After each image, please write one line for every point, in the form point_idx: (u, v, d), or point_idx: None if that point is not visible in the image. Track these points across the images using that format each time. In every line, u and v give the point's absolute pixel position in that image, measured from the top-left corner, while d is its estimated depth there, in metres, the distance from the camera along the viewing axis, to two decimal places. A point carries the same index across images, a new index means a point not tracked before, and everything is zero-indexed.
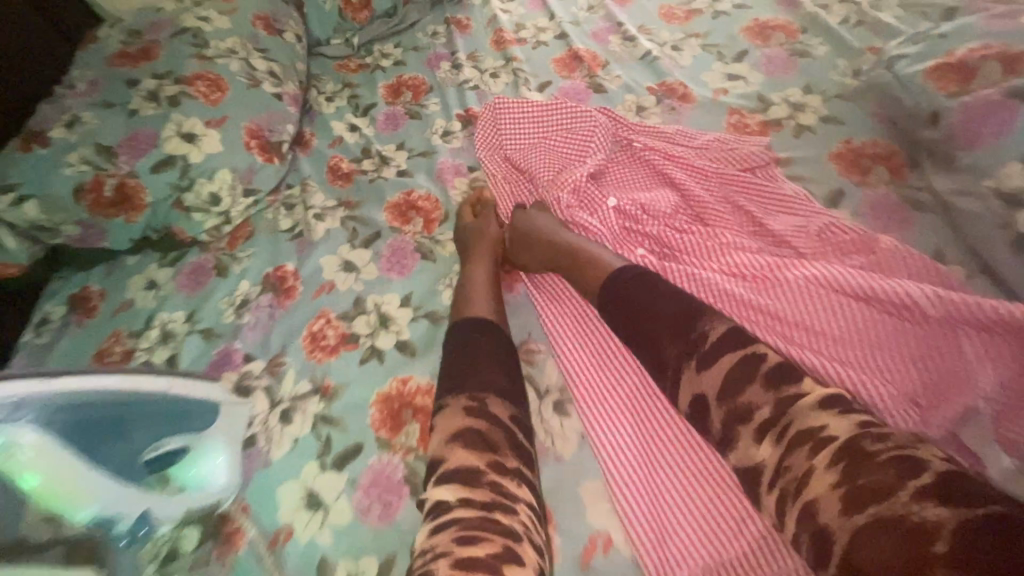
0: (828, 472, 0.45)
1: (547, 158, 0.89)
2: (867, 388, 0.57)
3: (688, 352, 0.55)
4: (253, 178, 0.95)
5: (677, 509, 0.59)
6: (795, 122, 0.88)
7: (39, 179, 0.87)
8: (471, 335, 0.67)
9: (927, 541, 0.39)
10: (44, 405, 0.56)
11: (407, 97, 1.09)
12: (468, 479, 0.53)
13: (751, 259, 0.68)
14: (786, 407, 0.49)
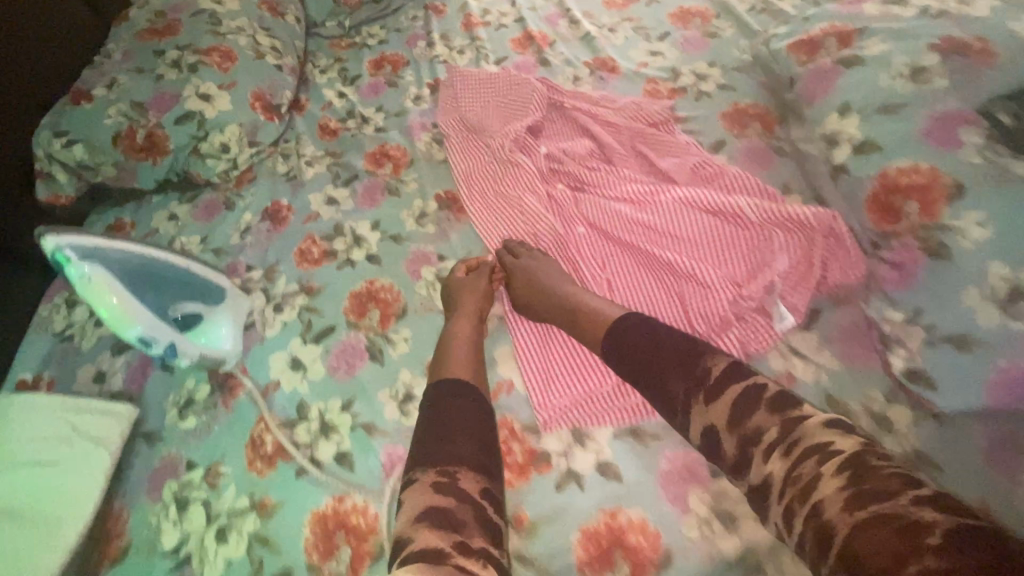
0: (835, 477, 0.52)
1: (496, 115, 1.09)
2: (704, 273, 0.77)
3: (697, 387, 0.62)
4: (257, 133, 1.16)
5: (564, 364, 0.78)
6: (697, 89, 1.07)
7: (85, 127, 1.07)
8: (445, 395, 0.68)
9: (921, 534, 0.46)
10: (110, 257, 0.79)
11: (388, 70, 1.30)
12: (432, 559, 0.53)
13: (639, 187, 0.88)
14: (796, 426, 0.57)
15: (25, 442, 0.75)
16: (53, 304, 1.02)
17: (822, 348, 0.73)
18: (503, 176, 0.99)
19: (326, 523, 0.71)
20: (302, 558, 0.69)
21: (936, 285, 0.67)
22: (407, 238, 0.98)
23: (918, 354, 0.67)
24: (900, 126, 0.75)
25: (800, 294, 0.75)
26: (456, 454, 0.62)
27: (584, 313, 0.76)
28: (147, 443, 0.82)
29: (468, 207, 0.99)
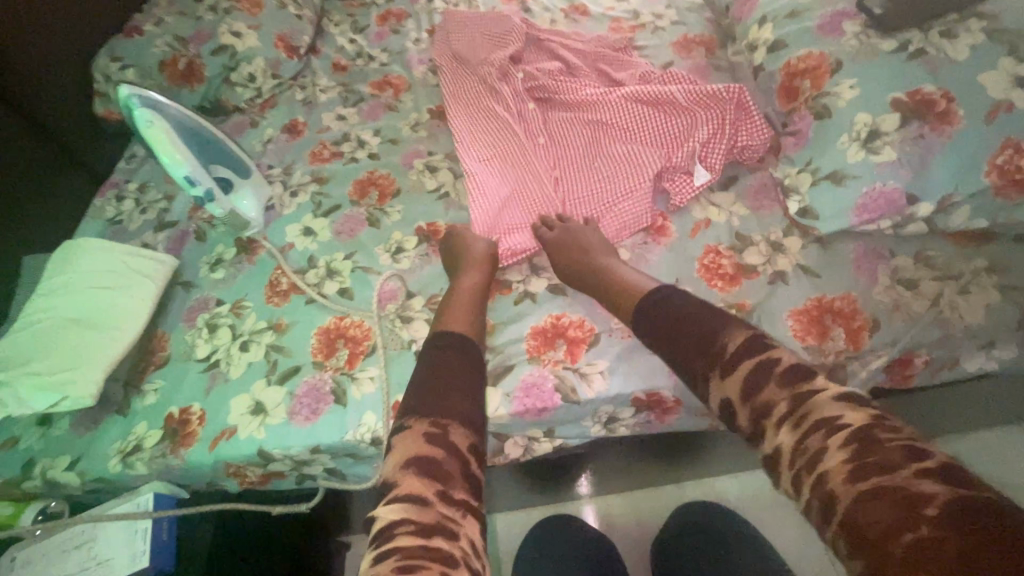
0: (841, 449, 0.52)
1: (480, 44, 1.24)
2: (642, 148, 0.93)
3: (711, 360, 0.62)
4: (279, 67, 1.34)
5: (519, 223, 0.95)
6: (654, 25, 1.25)
7: (137, 54, 1.25)
8: (444, 350, 0.71)
9: (919, 505, 0.47)
10: (172, 115, 0.93)
11: (393, 21, 1.47)
12: (415, 505, 0.57)
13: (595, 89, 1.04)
14: (805, 400, 0.57)
15: (89, 273, 0.92)
16: (106, 198, 1.20)
17: (736, 202, 0.90)
18: (481, 85, 1.15)
19: (329, 333, 0.88)
20: (309, 359, 0.86)
21: (823, 139, 0.83)
22: (402, 140, 1.16)
23: (807, 196, 0.82)
24: (802, 25, 0.91)
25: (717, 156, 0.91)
26: (451, 409, 0.64)
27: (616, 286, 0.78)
28: (184, 289, 0.99)
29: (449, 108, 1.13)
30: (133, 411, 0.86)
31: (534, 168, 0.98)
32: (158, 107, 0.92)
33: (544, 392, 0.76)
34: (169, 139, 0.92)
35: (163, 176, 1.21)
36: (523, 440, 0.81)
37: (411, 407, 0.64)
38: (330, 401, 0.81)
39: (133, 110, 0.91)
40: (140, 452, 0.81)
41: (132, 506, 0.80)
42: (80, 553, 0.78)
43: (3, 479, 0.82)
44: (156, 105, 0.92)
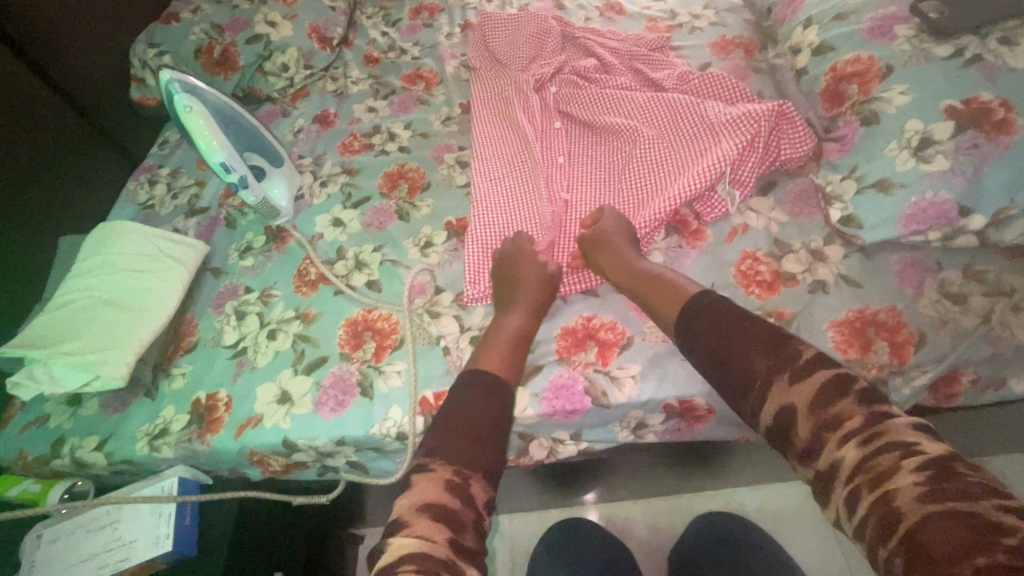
0: (914, 472, 0.51)
1: (515, 44, 1.22)
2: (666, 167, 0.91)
3: (780, 367, 0.61)
4: (312, 58, 1.34)
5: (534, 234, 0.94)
6: (692, 25, 1.23)
7: (174, 42, 1.27)
8: (477, 390, 0.68)
9: (998, 534, 0.46)
10: (210, 102, 0.94)
11: (425, 15, 1.46)
12: (423, 542, 0.54)
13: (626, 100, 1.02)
14: (880, 421, 0.55)
15: (127, 258, 0.94)
16: (139, 181, 1.21)
17: (775, 208, 0.88)
18: (511, 84, 1.16)
19: (356, 326, 0.88)
20: (336, 350, 0.85)
21: (868, 147, 0.80)
22: (433, 134, 1.16)
23: (851, 203, 0.79)
24: (851, 28, 0.89)
25: (747, 167, 0.87)
26: (474, 459, 0.62)
27: (661, 291, 0.75)
28: (214, 276, 1.00)
29: (475, 105, 1.15)
30: (160, 395, 0.86)
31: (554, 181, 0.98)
32: (197, 93, 0.93)
33: (573, 394, 0.75)
34: (209, 124, 0.92)
35: (195, 161, 1.22)
36: (549, 442, 0.79)
37: (434, 450, 0.63)
38: (356, 394, 0.81)
39: (173, 97, 0.92)
40: (166, 437, 0.81)
41: (156, 489, 0.80)
42: (104, 534, 0.79)
43: (34, 455, 0.83)
44: (195, 92, 0.93)
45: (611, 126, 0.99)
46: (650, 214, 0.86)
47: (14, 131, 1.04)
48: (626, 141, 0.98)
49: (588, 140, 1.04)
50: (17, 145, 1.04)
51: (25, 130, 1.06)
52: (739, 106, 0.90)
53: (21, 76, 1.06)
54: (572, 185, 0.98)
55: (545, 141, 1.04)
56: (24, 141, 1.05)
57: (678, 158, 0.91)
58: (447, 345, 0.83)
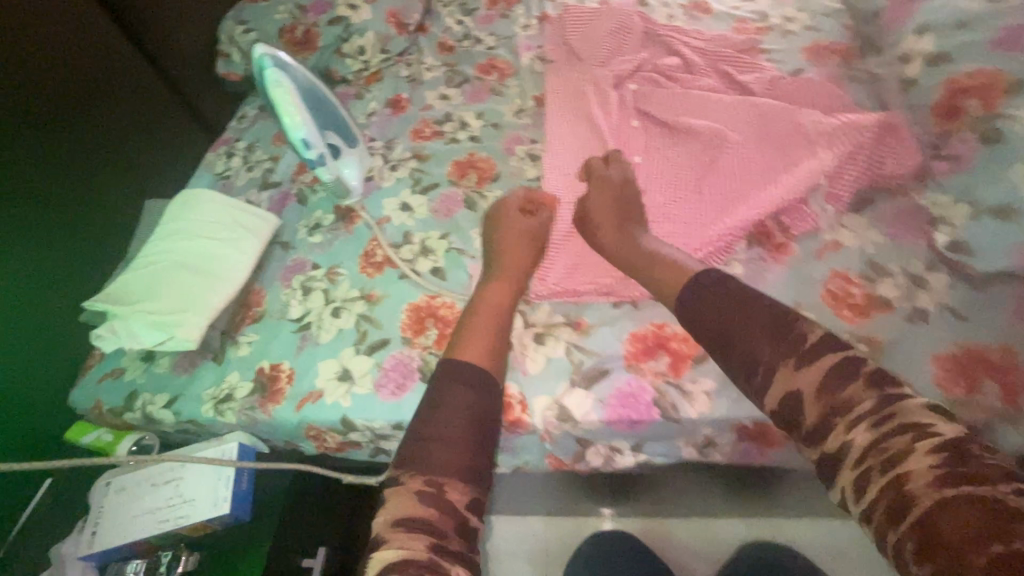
0: (930, 455, 0.52)
1: (594, 42, 1.21)
2: (752, 174, 0.87)
3: (786, 350, 0.61)
4: (388, 43, 1.36)
5: None
6: (784, 28, 1.17)
7: (262, 20, 1.30)
8: (455, 386, 0.67)
9: (1017, 520, 0.47)
10: (294, 78, 0.97)
11: (502, 4, 1.45)
12: (402, 552, 0.56)
13: (710, 102, 0.99)
14: (896, 403, 0.56)
15: (204, 225, 0.97)
16: (217, 153, 1.26)
17: (872, 226, 0.81)
18: (587, 79, 1.13)
19: (419, 311, 0.87)
20: (398, 334, 0.85)
21: (991, 168, 0.73)
22: (505, 125, 1.14)
23: (961, 229, 0.73)
24: (973, 38, 0.82)
25: (843, 180, 0.83)
26: (446, 463, 0.61)
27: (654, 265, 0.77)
28: (283, 249, 1.01)
29: (550, 98, 1.13)
30: (226, 360, 0.88)
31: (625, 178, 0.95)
32: (286, 67, 0.96)
33: (640, 404, 0.72)
34: (291, 98, 0.95)
35: (271, 137, 1.26)
36: (606, 450, 0.76)
37: (402, 460, 0.62)
38: (416, 379, 0.80)
39: (264, 68, 0.96)
40: (231, 402, 0.83)
41: (218, 452, 0.82)
42: (166, 489, 0.81)
43: (109, 407, 0.87)
44: (281, 67, 0.96)
45: (691, 127, 0.96)
46: (733, 222, 0.83)
47: (109, 96, 1.08)
48: (708, 143, 0.94)
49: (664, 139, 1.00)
50: (109, 110, 1.08)
51: (118, 98, 1.10)
52: (836, 116, 0.86)
53: (118, 43, 1.10)
54: (646, 186, 0.94)
55: (619, 139, 1.01)
56: (118, 107, 1.10)
57: (765, 166, 0.87)
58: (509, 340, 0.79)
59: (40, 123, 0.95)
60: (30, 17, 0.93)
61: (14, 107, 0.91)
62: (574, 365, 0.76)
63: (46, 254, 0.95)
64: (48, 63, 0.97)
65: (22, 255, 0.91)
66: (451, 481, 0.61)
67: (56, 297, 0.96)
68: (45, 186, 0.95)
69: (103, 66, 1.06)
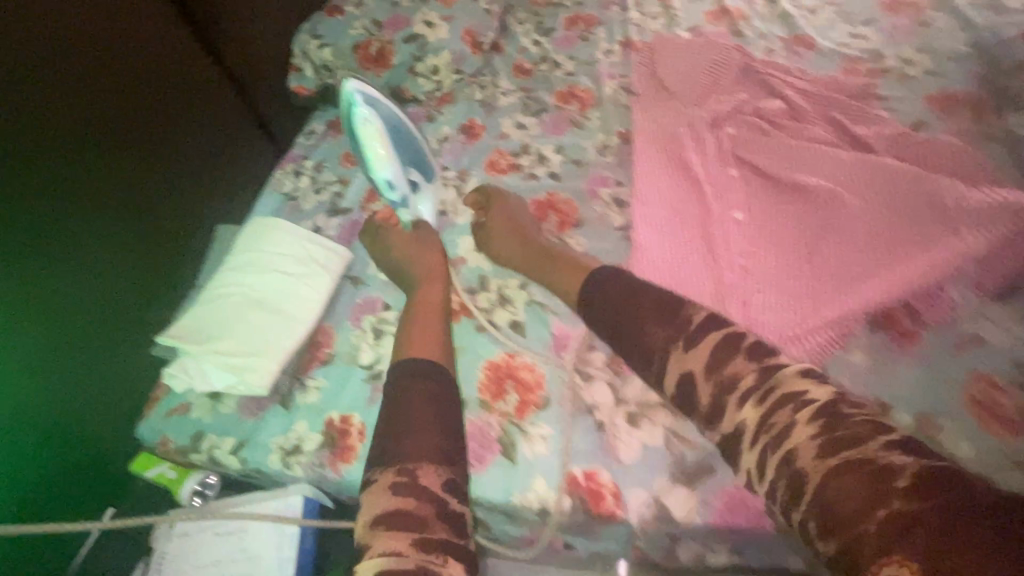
0: (809, 426, 0.56)
1: (687, 77, 1.13)
2: (876, 249, 0.79)
3: (676, 332, 0.66)
4: (463, 63, 1.30)
5: (692, 290, 0.84)
6: (902, 71, 1.06)
7: (337, 34, 1.26)
8: (416, 380, 0.71)
9: (890, 479, 0.50)
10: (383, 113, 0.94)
11: (581, 26, 1.38)
12: (390, 556, 0.57)
13: (825, 157, 0.90)
14: (772, 374, 0.60)
15: (276, 257, 0.94)
16: (285, 171, 1.21)
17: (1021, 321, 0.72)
18: (681, 119, 1.06)
19: (498, 371, 0.81)
20: (475, 395, 0.80)
21: None
22: (588, 163, 1.07)
23: None
24: None
25: (985, 267, 0.74)
26: (416, 450, 0.64)
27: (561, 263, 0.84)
28: (352, 285, 0.96)
29: (639, 137, 1.05)
30: (294, 407, 0.84)
31: (726, 237, 0.87)
32: (375, 104, 0.92)
33: (750, 510, 0.65)
34: (376, 137, 0.92)
35: (339, 157, 1.22)
36: (701, 549, 0.69)
37: (374, 459, 0.65)
38: (497, 452, 0.74)
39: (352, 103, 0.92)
40: (300, 455, 0.80)
41: (281, 506, 0.78)
42: (230, 541, 0.79)
43: (176, 445, 0.84)
44: (371, 101, 0.93)
45: (805, 185, 0.88)
46: (856, 303, 0.75)
47: (179, 109, 1.05)
48: (823, 207, 0.85)
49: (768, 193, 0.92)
50: (179, 125, 1.05)
51: (190, 113, 1.07)
52: (981, 192, 0.77)
53: (193, 53, 1.07)
54: (750, 249, 0.86)
55: (717, 188, 0.93)
56: (189, 121, 1.07)
57: (893, 241, 0.79)
58: (601, 420, 0.73)
59: (109, 138, 0.93)
60: (104, 35, 0.91)
61: (79, 126, 0.88)
62: (675, 457, 0.69)
63: (117, 279, 0.94)
64: (121, 74, 0.94)
65: (97, 281, 0.91)
66: (425, 468, 0.64)
67: (124, 325, 0.94)
68: (113, 208, 0.93)
69: (174, 78, 1.04)
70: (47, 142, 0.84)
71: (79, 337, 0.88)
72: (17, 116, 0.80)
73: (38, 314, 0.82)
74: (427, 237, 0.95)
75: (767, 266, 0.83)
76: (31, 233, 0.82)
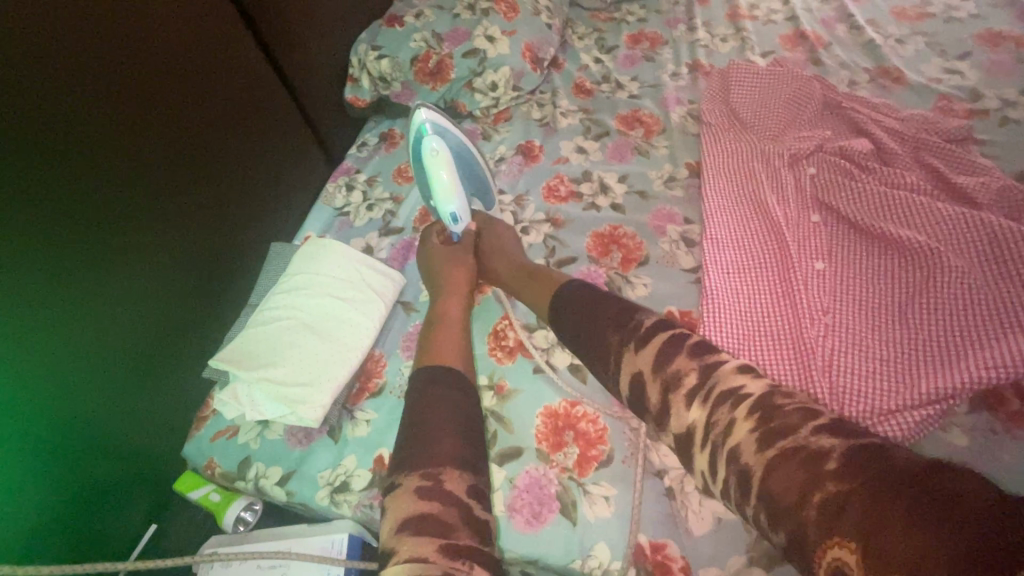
0: (747, 420, 0.54)
1: (763, 109, 1.07)
2: (986, 319, 0.72)
3: (627, 335, 0.67)
4: (522, 79, 1.25)
5: (771, 347, 0.78)
6: (1003, 114, 0.98)
7: (395, 46, 1.22)
8: (425, 383, 0.68)
9: (820, 462, 0.49)
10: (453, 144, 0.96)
11: (646, 45, 1.32)
12: (416, 562, 0.53)
13: (923, 210, 0.83)
14: (712, 374, 0.59)
15: (332, 279, 0.92)
16: (337, 184, 1.19)
17: None
18: (755, 154, 1.00)
19: (557, 420, 0.77)
20: (533, 444, 0.75)
21: None
22: (653, 196, 1.02)
23: None
24: None
25: None
26: (442, 456, 0.61)
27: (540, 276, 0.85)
28: (404, 311, 0.94)
29: (710, 170, 1.00)
30: (343, 439, 0.82)
31: (809, 289, 0.81)
32: (444, 134, 0.94)
33: None
34: (450, 164, 0.93)
35: (392, 173, 1.19)
36: None
37: (398, 465, 0.61)
38: (556, 510, 0.70)
39: (423, 133, 0.93)
40: (348, 493, 0.77)
41: (326, 544, 0.75)
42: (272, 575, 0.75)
43: (223, 470, 0.83)
44: (441, 133, 0.95)
45: (899, 240, 0.81)
46: (962, 379, 0.68)
47: (238, 111, 1.00)
48: (919, 265, 0.79)
49: (855, 244, 0.86)
50: (237, 128, 1.00)
51: (246, 116, 1.02)
52: None
53: (250, 54, 1.02)
54: (835, 305, 0.80)
55: (798, 234, 0.87)
56: (244, 124, 1.02)
57: (1001, 308, 0.72)
58: (670, 485, 0.70)
59: (168, 142, 0.87)
60: (167, 28, 0.86)
61: (140, 129, 0.83)
62: (751, 535, 0.65)
63: (174, 298, 0.91)
64: (182, 74, 0.89)
65: (155, 300, 0.87)
66: (450, 473, 0.60)
67: (174, 345, 0.91)
68: (168, 216, 0.89)
69: (234, 77, 0.99)
70: (107, 147, 0.79)
71: (128, 357, 0.83)
72: (81, 115, 0.75)
73: (99, 336, 0.79)
74: (450, 251, 0.94)
75: (856, 326, 0.77)
76: (85, 243, 0.77)
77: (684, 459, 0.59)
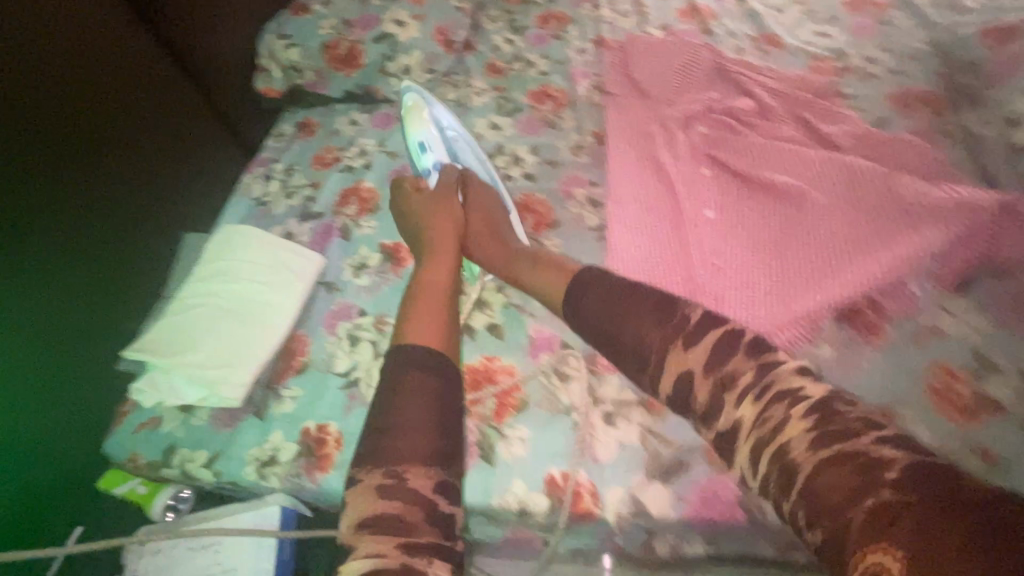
0: (802, 420, 0.56)
1: (660, 77, 1.13)
2: (845, 243, 0.81)
3: (671, 334, 0.65)
4: (435, 62, 1.28)
5: (670, 286, 0.84)
6: (865, 70, 1.09)
7: (305, 34, 1.22)
8: (410, 369, 0.66)
9: (878, 470, 0.51)
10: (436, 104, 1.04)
11: (553, 24, 1.37)
12: (372, 557, 0.56)
13: (793, 154, 0.92)
14: (767, 372, 0.60)
15: (247, 264, 0.93)
16: (254, 175, 1.18)
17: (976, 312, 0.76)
18: (653, 119, 1.07)
19: (476, 375, 0.81)
20: None
21: None
22: (562, 163, 1.07)
23: None
24: None
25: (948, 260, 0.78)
26: (408, 449, 0.61)
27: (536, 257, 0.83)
28: (326, 291, 0.94)
29: (613, 136, 1.06)
30: (268, 417, 0.82)
31: (700, 232, 0.89)
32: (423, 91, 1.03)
33: (723, 504, 0.67)
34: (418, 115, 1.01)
35: (311, 159, 1.18)
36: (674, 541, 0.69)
37: (361, 458, 0.62)
38: (475, 456, 0.74)
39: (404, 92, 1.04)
40: (275, 466, 0.79)
41: (256, 518, 0.77)
42: (204, 555, 0.77)
43: (145, 461, 0.82)
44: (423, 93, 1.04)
45: (773, 182, 0.90)
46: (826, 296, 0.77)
47: (136, 101, 1.00)
48: (791, 203, 0.88)
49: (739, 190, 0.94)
50: (137, 120, 1.00)
51: (145, 107, 1.02)
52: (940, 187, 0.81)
53: (143, 44, 1.02)
54: (723, 244, 0.87)
55: (690, 185, 0.95)
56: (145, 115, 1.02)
57: (859, 234, 0.82)
58: (578, 421, 0.75)
59: (60, 134, 0.87)
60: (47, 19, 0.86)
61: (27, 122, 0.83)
62: (650, 455, 0.71)
63: (81, 295, 0.89)
64: (70, 66, 0.89)
65: (61, 297, 0.86)
66: (416, 468, 0.61)
67: (85, 343, 0.90)
68: (66, 212, 0.87)
69: (129, 67, 0.99)
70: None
71: (34, 357, 0.82)
72: None
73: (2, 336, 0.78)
74: (434, 204, 0.92)
75: (741, 260, 0.85)
76: None
77: (722, 454, 0.62)
